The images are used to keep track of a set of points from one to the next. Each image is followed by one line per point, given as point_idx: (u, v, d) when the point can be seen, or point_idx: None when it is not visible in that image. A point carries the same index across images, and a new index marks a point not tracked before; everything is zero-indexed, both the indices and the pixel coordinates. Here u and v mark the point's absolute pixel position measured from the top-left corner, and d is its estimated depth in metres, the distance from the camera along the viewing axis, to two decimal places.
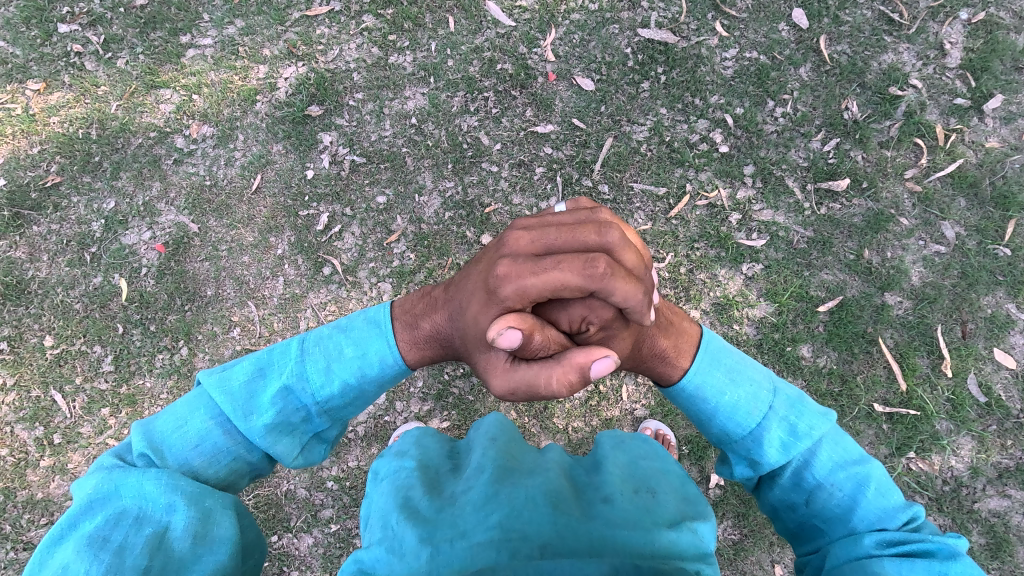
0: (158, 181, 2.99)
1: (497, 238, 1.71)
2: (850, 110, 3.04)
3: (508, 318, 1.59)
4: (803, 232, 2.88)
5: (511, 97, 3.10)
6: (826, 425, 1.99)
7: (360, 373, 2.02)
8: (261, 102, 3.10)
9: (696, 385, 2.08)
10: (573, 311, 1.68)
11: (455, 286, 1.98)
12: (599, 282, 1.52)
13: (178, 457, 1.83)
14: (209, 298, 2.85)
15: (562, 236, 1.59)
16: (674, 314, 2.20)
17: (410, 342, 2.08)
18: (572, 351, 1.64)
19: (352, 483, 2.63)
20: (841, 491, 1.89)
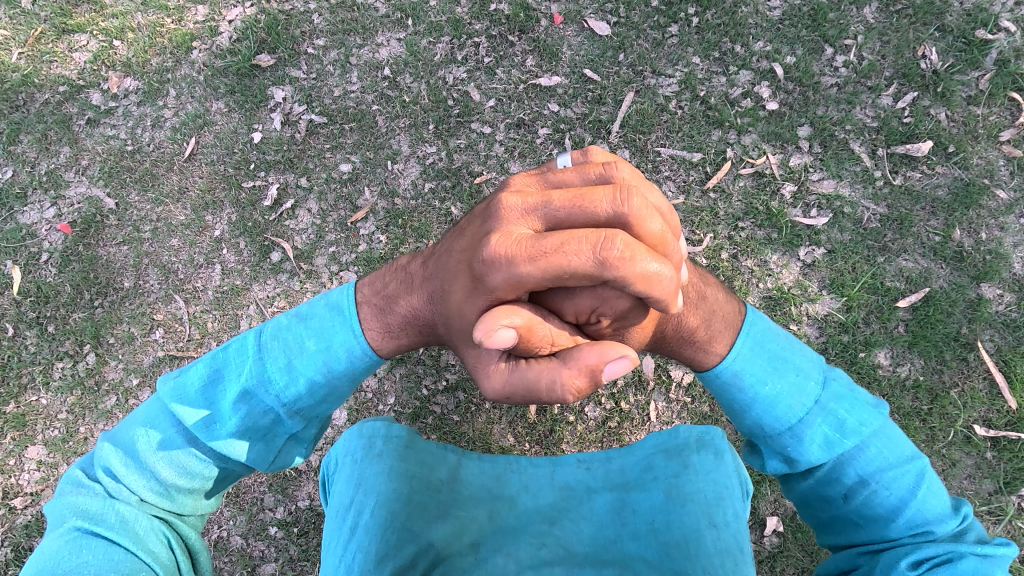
0: (67, 146, 2.40)
1: (482, 208, 1.16)
2: (927, 58, 2.45)
3: (498, 312, 1.02)
4: (875, 208, 2.30)
5: (507, 44, 2.51)
6: (878, 415, 1.42)
7: (328, 370, 1.38)
8: (199, 50, 2.50)
9: (732, 371, 1.41)
10: (582, 300, 1.10)
11: (434, 258, 1.34)
12: (619, 272, 0.97)
13: (149, 474, 1.37)
14: (125, 290, 2.26)
15: (565, 204, 1.03)
16: (703, 278, 1.52)
17: (382, 333, 1.40)
18: (580, 347, 1.04)
19: (301, 530, 2.03)
20: (888, 490, 1.36)
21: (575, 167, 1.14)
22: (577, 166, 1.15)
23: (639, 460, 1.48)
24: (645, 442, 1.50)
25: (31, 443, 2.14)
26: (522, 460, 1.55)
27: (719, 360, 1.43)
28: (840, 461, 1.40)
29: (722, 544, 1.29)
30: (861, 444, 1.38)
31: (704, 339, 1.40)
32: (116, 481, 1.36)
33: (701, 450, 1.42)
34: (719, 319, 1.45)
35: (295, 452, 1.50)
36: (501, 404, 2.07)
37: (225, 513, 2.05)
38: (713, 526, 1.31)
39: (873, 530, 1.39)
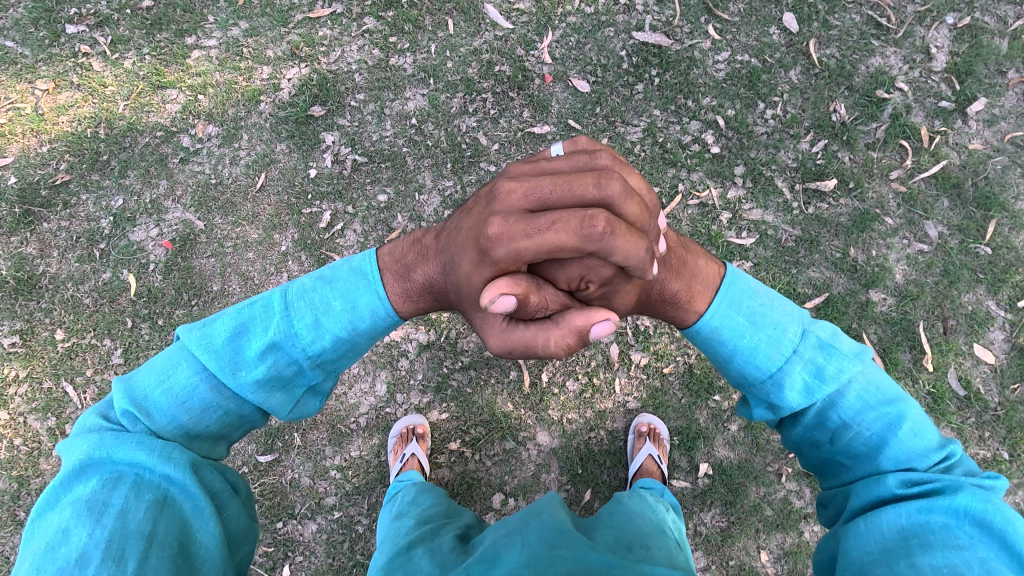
0: (165, 179, 3.07)
1: (490, 192, 1.68)
2: (837, 112, 3.13)
3: (501, 284, 1.55)
4: (792, 231, 2.98)
5: (508, 99, 3.18)
6: (859, 364, 1.82)
7: (351, 326, 1.89)
8: (265, 102, 3.18)
9: (713, 326, 1.93)
10: (572, 270, 1.63)
11: (448, 234, 1.87)
12: (597, 243, 1.47)
13: (170, 415, 1.72)
14: (215, 293, 2.94)
15: (557, 190, 1.55)
16: (684, 254, 2.05)
17: (403, 295, 1.97)
18: (571, 313, 1.59)
19: (355, 472, 2.71)
20: (870, 429, 1.75)
21: (566, 158, 1.66)
22: (568, 158, 1.66)
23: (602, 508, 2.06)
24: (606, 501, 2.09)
25: None
26: None
27: (699, 318, 1.96)
28: (827, 406, 1.80)
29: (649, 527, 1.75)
30: (840, 388, 1.78)
31: (684, 298, 1.96)
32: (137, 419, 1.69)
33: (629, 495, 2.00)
34: (702, 284, 1.98)
35: (311, 400, 1.97)
36: (503, 379, 2.75)
37: (297, 460, 2.72)
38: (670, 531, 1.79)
39: (867, 466, 1.76)
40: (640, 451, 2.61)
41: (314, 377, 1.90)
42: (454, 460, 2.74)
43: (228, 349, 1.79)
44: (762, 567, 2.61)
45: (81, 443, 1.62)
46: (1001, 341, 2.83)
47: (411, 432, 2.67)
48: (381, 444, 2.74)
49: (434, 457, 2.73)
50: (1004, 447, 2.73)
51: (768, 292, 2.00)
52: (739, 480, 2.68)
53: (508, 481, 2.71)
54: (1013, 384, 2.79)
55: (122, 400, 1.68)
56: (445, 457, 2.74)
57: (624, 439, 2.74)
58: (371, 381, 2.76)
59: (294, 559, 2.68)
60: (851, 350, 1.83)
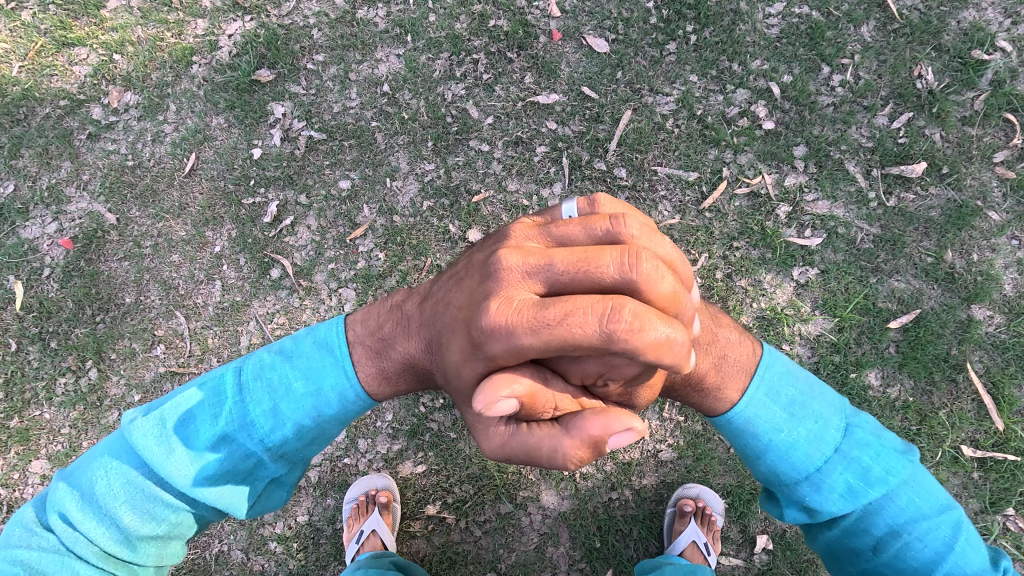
0: (68, 161, 2.42)
1: (483, 262, 1.15)
2: (923, 78, 2.47)
3: (499, 382, 1.00)
4: (868, 229, 2.32)
5: (505, 61, 2.52)
6: (908, 463, 1.47)
7: (317, 413, 1.42)
8: (199, 64, 2.51)
9: (747, 417, 1.47)
10: (588, 366, 1.07)
11: (435, 301, 1.32)
12: (628, 343, 0.94)
13: (110, 522, 1.39)
14: (127, 306, 2.29)
15: (570, 269, 1.02)
16: (716, 326, 1.56)
17: (378, 375, 1.45)
18: (585, 415, 1.03)
19: (302, 545, 2.08)
20: (924, 544, 1.40)
21: (579, 223, 1.10)
22: (582, 221, 1.10)
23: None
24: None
25: (35, 457, 2.18)
26: None
27: (730, 406, 1.49)
28: (870, 510, 1.45)
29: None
30: (890, 493, 1.43)
31: (713, 385, 1.46)
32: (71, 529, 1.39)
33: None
34: (735, 364, 1.51)
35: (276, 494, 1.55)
36: None
37: (226, 528, 2.08)
38: None
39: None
40: (681, 534, 1.98)
41: (278, 470, 1.48)
42: (433, 528, 2.10)
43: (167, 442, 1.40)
44: None
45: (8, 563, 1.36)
46: None
47: (372, 501, 2.02)
48: (337, 507, 2.10)
49: (407, 524, 2.09)
50: None
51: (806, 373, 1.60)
52: (808, 557, 2.03)
53: (502, 557, 2.07)
54: None
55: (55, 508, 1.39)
56: (421, 524, 2.10)
57: (655, 501, 2.09)
58: None
59: None
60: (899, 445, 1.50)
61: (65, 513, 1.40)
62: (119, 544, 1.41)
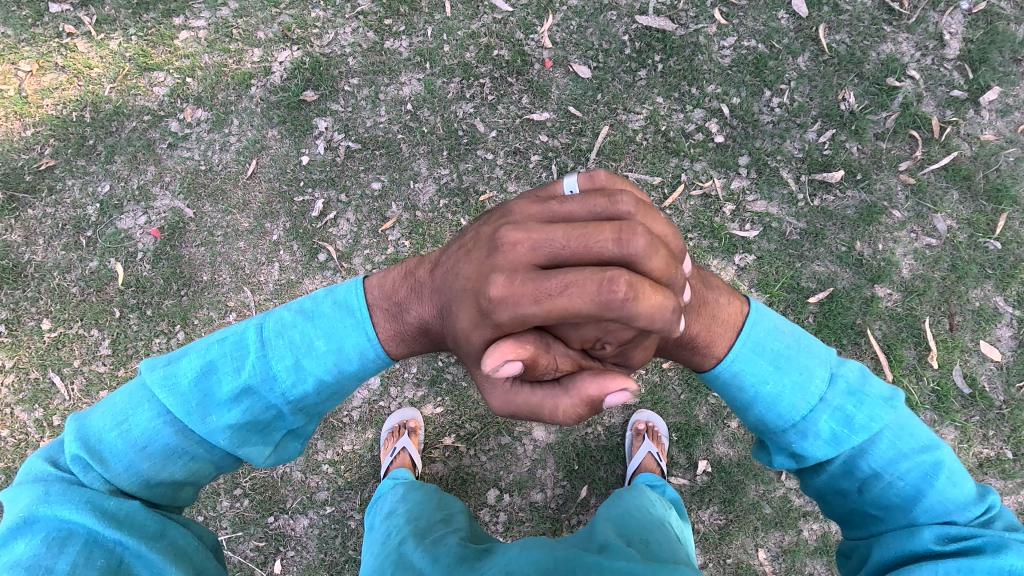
0: (152, 165, 2.99)
1: (494, 239, 1.65)
2: (846, 101, 3.03)
3: (503, 351, 1.56)
4: (796, 223, 2.90)
5: (506, 84, 3.08)
6: (890, 413, 1.87)
7: (337, 369, 1.92)
8: (256, 86, 3.07)
9: (734, 371, 1.98)
10: (588, 331, 1.59)
11: (445, 272, 1.84)
12: (617, 310, 1.45)
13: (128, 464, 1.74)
14: (205, 283, 2.87)
15: (570, 247, 1.54)
16: (706, 293, 2.04)
17: (395, 336, 1.97)
18: (585, 378, 1.59)
19: (347, 466, 2.68)
20: (904, 480, 1.81)
21: (580, 204, 1.62)
22: (584, 202, 1.62)
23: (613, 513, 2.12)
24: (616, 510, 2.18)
25: None
26: None
27: (717, 361, 2.01)
28: (856, 454, 1.87)
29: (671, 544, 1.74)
30: (872, 438, 1.85)
31: (706, 343, 1.97)
32: (90, 468, 1.72)
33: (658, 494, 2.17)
34: (723, 326, 2.01)
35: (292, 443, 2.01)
36: None
37: None
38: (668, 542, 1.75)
39: (900, 519, 1.82)
40: (639, 447, 2.59)
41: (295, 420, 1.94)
42: (448, 455, 2.70)
43: (195, 391, 1.82)
44: (759, 564, 2.59)
45: (25, 495, 1.65)
46: (1008, 339, 2.77)
47: (403, 427, 2.65)
48: (374, 438, 2.70)
49: (428, 452, 2.70)
50: (1008, 446, 2.68)
51: (792, 332, 2.05)
52: (738, 477, 2.64)
53: (502, 477, 2.67)
54: (1019, 382, 2.73)
55: (75, 447, 1.72)
56: (439, 452, 2.70)
57: (621, 435, 2.69)
58: None
59: (287, 554, 2.65)
60: (881, 396, 1.90)
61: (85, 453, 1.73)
62: (130, 478, 1.75)
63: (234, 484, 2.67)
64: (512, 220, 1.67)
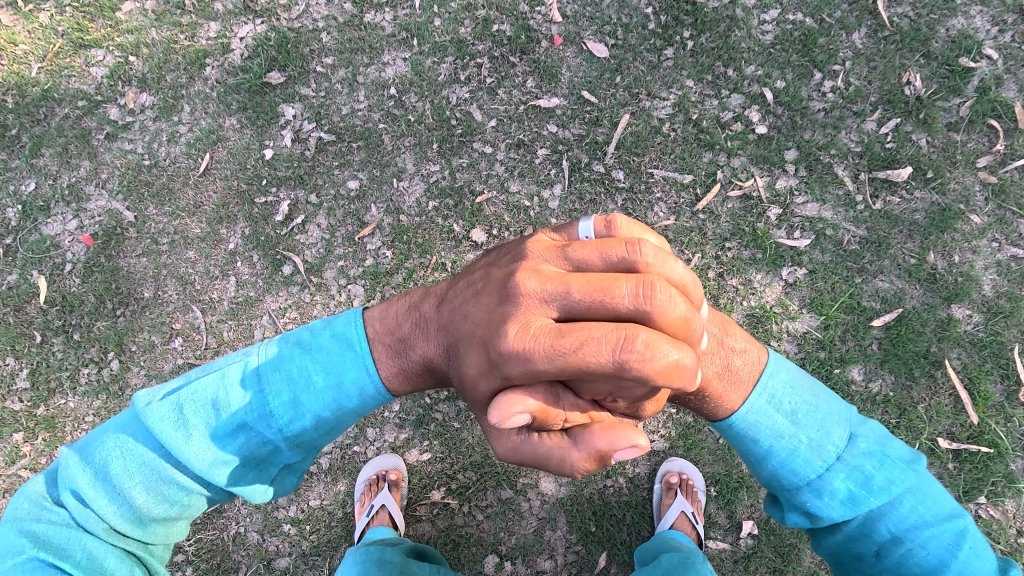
0: (87, 160, 2.52)
1: (503, 283, 1.23)
2: (912, 84, 2.55)
3: (513, 399, 1.12)
4: (855, 230, 2.42)
5: (508, 65, 2.60)
6: (912, 474, 1.54)
7: (337, 405, 1.51)
8: (212, 67, 2.59)
9: (749, 424, 1.55)
10: (599, 386, 1.15)
11: (453, 307, 1.38)
12: (638, 370, 1.03)
13: (121, 501, 1.46)
14: (146, 300, 2.39)
15: (586, 298, 1.11)
16: (725, 338, 1.57)
17: (399, 373, 1.53)
18: (592, 430, 1.11)
19: (314, 527, 2.20)
20: (925, 549, 1.49)
21: (595, 247, 1.18)
22: (599, 245, 1.18)
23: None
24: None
25: (61, 443, 2.30)
26: None
27: (731, 412, 1.56)
28: (872, 517, 1.53)
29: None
30: (892, 500, 1.51)
31: (717, 394, 1.51)
32: (85, 506, 1.46)
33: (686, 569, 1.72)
34: (740, 375, 1.56)
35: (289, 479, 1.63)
36: None
37: (243, 511, 2.21)
38: None
39: None
40: (670, 507, 2.12)
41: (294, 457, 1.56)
42: (437, 512, 2.23)
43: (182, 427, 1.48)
44: None
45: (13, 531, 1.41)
46: None
47: (382, 479, 2.17)
48: (347, 492, 2.23)
49: (413, 508, 2.23)
50: None
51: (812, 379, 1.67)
52: (790, 542, 2.16)
53: (503, 540, 2.20)
54: None
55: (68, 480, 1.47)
56: (426, 508, 2.23)
57: (648, 488, 2.22)
58: None
59: None
60: (904, 455, 1.55)
61: (79, 490, 1.46)
62: (128, 520, 1.48)
63: (176, 548, 2.20)
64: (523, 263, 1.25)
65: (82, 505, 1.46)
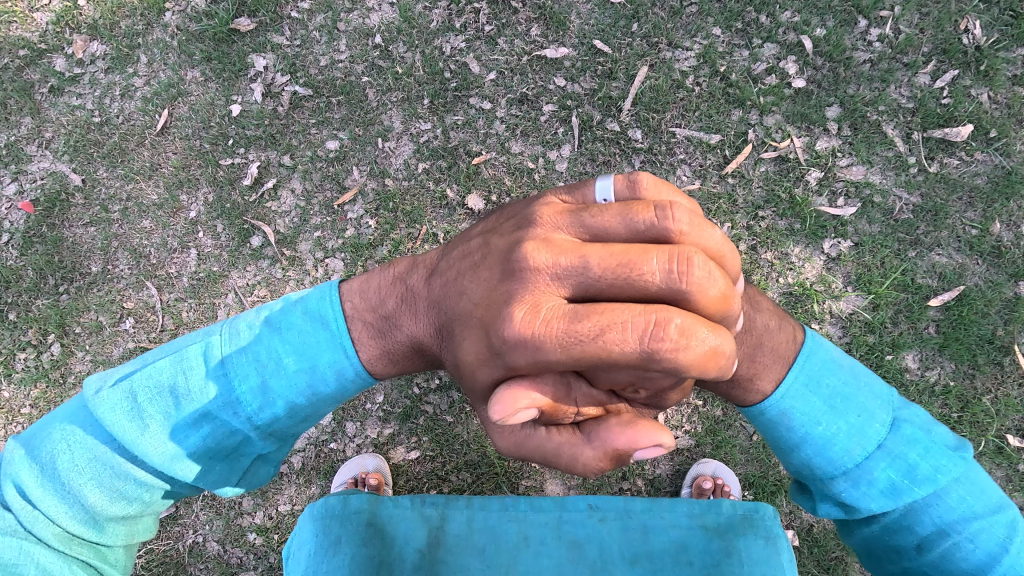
0: (29, 117, 2.21)
1: (505, 253, 0.93)
2: (970, 33, 2.21)
3: (518, 390, 0.84)
4: (907, 197, 2.11)
5: (510, 10, 2.27)
6: (960, 461, 1.22)
7: (311, 393, 1.19)
8: (171, 12, 2.27)
9: (783, 410, 1.22)
10: (620, 376, 0.84)
11: (445, 280, 1.06)
12: (670, 367, 0.77)
13: (72, 501, 1.19)
14: (93, 276, 2.09)
15: (607, 273, 0.82)
16: (750, 307, 1.26)
17: (383, 356, 1.20)
18: (609, 426, 0.83)
19: (283, 536, 1.90)
20: (977, 543, 1.18)
21: (619, 207, 0.87)
22: (622, 207, 0.88)
23: (664, 530, 1.29)
24: (673, 511, 1.32)
25: None
26: (522, 507, 1.35)
27: (763, 398, 1.23)
28: (913, 507, 1.22)
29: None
30: (939, 490, 1.21)
31: (744, 374, 1.20)
32: (30, 507, 1.18)
33: (748, 531, 1.28)
34: (771, 350, 1.23)
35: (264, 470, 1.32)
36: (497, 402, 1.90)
37: (201, 517, 1.91)
38: None
39: None
40: None
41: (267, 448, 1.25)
42: None
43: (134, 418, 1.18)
44: None
45: None
46: None
47: (362, 483, 1.85)
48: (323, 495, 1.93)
49: None
50: None
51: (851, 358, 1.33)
52: (836, 555, 1.86)
53: None
54: None
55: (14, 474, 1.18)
56: None
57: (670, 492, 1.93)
58: None
59: None
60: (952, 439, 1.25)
61: (22, 488, 1.18)
62: (84, 524, 1.21)
63: None
64: (524, 229, 0.94)
65: (28, 505, 1.18)
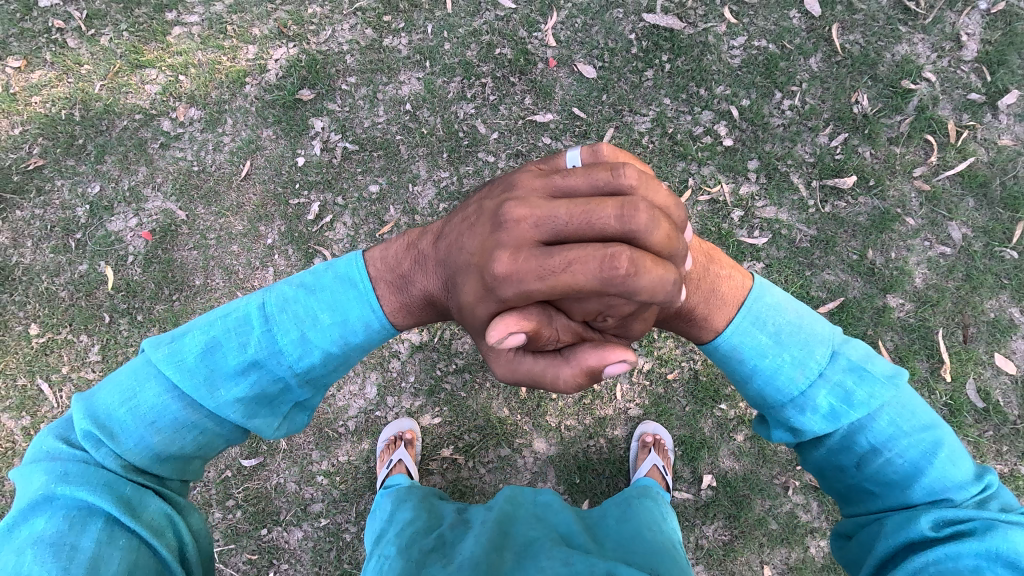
0: (144, 166, 2.91)
1: (499, 212, 1.45)
2: (860, 103, 2.92)
3: (509, 321, 1.38)
4: (807, 231, 2.82)
5: (509, 84, 2.98)
6: (889, 389, 1.65)
7: (343, 340, 1.73)
8: (251, 85, 2.98)
9: (732, 343, 1.76)
10: (590, 305, 1.41)
11: (449, 241, 1.63)
12: (617, 282, 1.28)
13: (137, 438, 1.58)
14: (197, 287, 2.80)
15: (574, 220, 1.34)
16: (709, 265, 1.84)
17: (400, 307, 1.78)
18: (585, 351, 1.44)
19: (343, 478, 2.61)
20: (903, 457, 1.59)
21: (584, 174, 1.40)
22: (585, 173, 1.40)
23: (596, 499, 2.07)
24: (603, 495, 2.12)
25: None
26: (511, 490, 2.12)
27: (716, 334, 1.79)
28: (854, 430, 1.64)
29: (657, 534, 1.79)
30: (871, 413, 1.62)
31: (701, 316, 1.76)
32: (100, 447, 1.56)
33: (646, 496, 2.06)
34: (722, 299, 1.80)
35: (297, 416, 1.83)
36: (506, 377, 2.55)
37: (283, 465, 2.62)
38: (651, 527, 1.83)
39: (896, 495, 1.60)
40: (644, 460, 2.50)
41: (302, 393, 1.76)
42: (447, 466, 2.63)
43: (201, 366, 1.63)
44: None
45: (39, 474, 1.50)
46: None
47: (399, 438, 2.57)
48: (370, 449, 2.63)
49: (425, 464, 2.63)
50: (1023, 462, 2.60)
51: (797, 307, 1.82)
52: (744, 492, 2.57)
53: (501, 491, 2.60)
54: None
55: (82, 422, 1.56)
56: (437, 463, 2.63)
57: (625, 448, 2.62)
58: (361, 384, 2.65)
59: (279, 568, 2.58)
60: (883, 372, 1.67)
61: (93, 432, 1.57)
62: (145, 458, 1.59)
63: (227, 495, 2.61)
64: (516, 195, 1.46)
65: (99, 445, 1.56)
